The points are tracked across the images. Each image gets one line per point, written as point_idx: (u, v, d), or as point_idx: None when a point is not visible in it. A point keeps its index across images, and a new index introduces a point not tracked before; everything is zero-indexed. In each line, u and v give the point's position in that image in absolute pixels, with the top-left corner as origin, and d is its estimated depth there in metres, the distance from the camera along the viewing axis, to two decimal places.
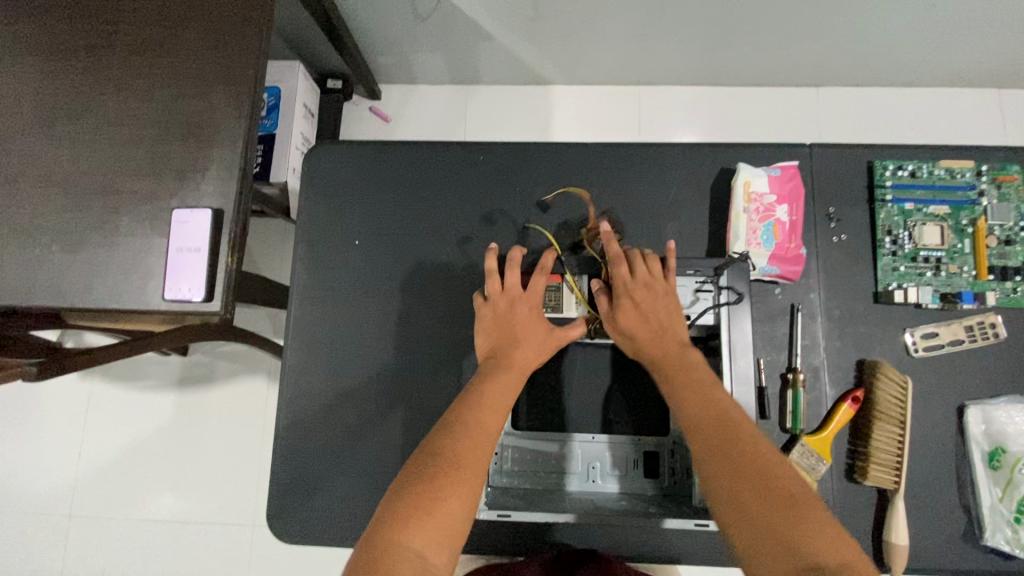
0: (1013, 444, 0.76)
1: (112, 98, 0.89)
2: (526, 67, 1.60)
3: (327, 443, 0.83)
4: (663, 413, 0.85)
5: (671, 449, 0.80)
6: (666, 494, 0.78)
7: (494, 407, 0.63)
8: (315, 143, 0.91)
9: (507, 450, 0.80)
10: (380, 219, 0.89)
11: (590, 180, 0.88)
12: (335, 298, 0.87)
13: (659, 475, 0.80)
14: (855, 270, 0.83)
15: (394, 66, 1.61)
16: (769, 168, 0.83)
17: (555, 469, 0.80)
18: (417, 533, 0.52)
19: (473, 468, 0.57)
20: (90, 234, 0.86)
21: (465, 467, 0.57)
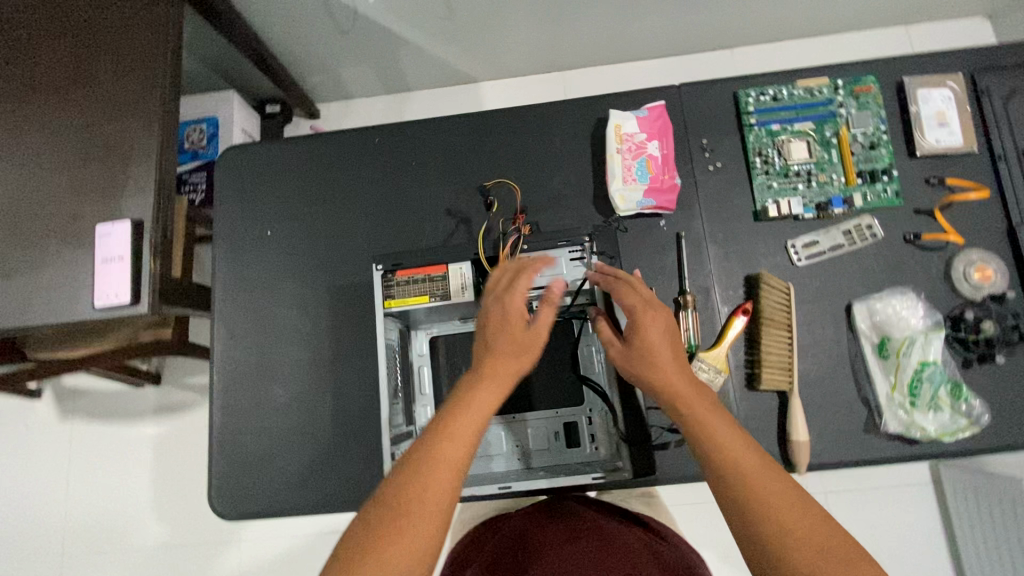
0: (896, 331, 0.78)
1: (36, 136, 0.97)
2: (451, 68, 1.68)
3: (259, 423, 0.86)
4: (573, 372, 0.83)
5: (589, 418, 0.81)
6: (590, 461, 0.79)
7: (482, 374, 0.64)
8: (224, 149, 0.97)
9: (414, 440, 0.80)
10: (286, 208, 0.93)
11: (481, 145, 0.93)
12: (255, 288, 0.91)
13: (582, 444, 0.80)
14: (733, 194, 0.87)
15: (327, 84, 1.69)
16: (639, 111, 0.88)
17: (484, 454, 0.81)
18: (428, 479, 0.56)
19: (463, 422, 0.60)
20: (23, 259, 0.92)
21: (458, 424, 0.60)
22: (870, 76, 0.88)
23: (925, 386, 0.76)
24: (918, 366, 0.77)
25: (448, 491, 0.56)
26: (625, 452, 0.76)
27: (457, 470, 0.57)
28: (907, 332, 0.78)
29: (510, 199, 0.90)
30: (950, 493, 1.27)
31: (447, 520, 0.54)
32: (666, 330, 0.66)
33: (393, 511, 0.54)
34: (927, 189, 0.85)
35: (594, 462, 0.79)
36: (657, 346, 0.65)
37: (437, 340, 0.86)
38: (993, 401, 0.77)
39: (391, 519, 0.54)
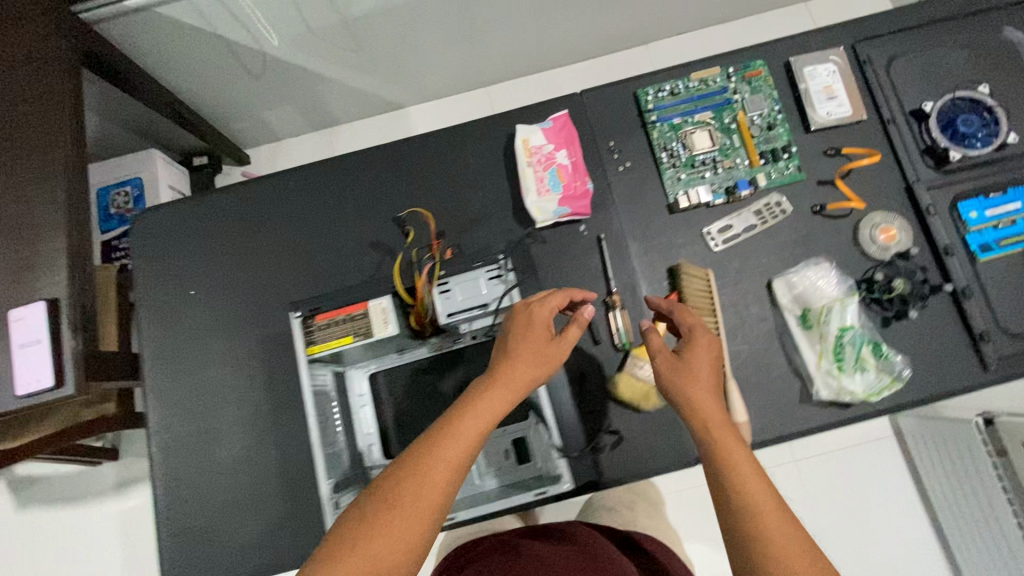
0: (815, 300, 0.81)
1: None
2: (375, 97, 1.68)
3: (206, 490, 0.84)
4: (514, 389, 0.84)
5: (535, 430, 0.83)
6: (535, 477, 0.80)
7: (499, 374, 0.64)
8: (138, 214, 0.95)
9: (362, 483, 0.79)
10: (208, 266, 0.92)
11: (396, 175, 0.93)
12: (185, 350, 0.89)
13: (527, 460, 0.81)
14: (646, 190, 0.89)
15: (252, 129, 1.67)
16: (544, 122, 0.90)
17: None
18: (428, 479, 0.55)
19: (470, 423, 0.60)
20: None
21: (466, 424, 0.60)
22: (759, 60, 0.92)
23: (848, 348, 0.78)
24: (840, 330, 0.79)
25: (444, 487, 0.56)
26: (562, 464, 0.78)
27: (457, 472, 0.57)
28: (826, 300, 0.81)
29: (423, 227, 0.90)
30: (911, 443, 1.31)
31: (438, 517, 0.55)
32: (714, 358, 0.69)
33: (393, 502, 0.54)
34: (827, 160, 0.88)
35: (544, 471, 0.80)
36: (702, 366, 0.67)
37: (375, 376, 0.85)
38: (914, 354, 0.80)
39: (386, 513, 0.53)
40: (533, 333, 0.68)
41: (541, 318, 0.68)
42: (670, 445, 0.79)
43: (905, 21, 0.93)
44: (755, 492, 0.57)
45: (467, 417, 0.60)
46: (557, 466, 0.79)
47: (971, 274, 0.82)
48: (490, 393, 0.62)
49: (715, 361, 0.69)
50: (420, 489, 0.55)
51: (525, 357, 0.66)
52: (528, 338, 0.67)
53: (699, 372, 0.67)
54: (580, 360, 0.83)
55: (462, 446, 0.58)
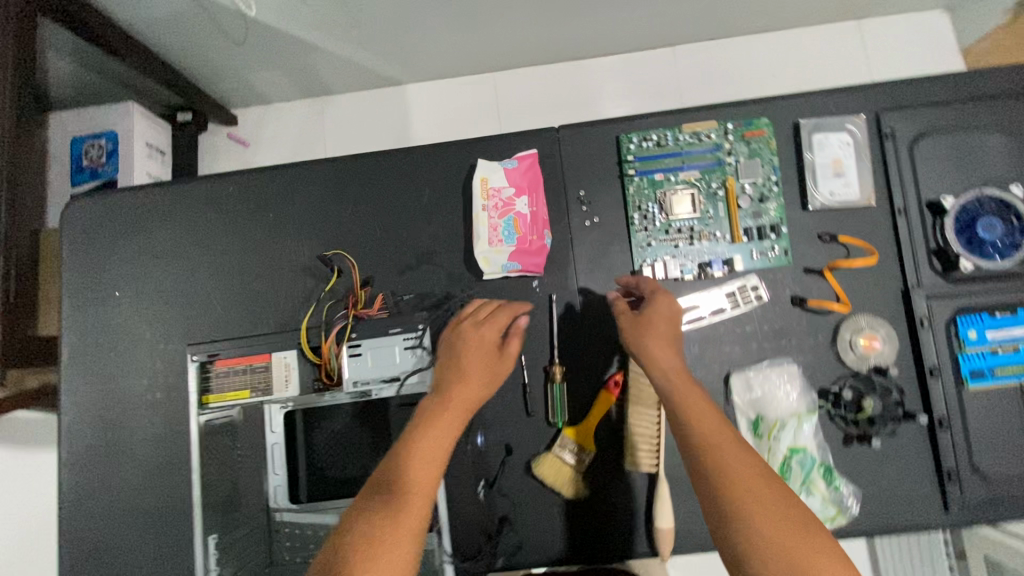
0: (769, 410, 0.73)
1: None
2: (372, 71, 1.56)
3: (111, 503, 0.81)
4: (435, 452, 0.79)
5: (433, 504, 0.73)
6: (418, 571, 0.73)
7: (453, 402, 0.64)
8: (69, 198, 0.89)
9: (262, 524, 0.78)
10: (136, 266, 0.87)
11: (345, 195, 0.85)
12: (104, 354, 0.85)
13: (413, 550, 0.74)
14: (611, 252, 0.80)
15: (239, 90, 1.57)
16: (508, 160, 0.80)
17: None
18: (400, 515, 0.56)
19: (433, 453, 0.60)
20: None
21: (429, 455, 0.60)
22: (764, 118, 0.80)
23: (794, 471, 0.70)
24: (789, 449, 0.71)
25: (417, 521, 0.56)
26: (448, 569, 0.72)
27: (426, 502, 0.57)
28: (780, 411, 0.73)
29: (348, 272, 0.83)
30: None
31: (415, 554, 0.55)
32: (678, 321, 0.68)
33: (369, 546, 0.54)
34: (819, 245, 0.78)
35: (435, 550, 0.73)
36: (668, 330, 0.66)
37: (293, 412, 0.80)
38: (872, 481, 0.72)
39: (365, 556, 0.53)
40: (476, 349, 0.68)
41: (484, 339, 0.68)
42: (591, 536, 0.75)
43: (944, 91, 0.80)
44: (745, 480, 0.53)
45: (426, 448, 0.60)
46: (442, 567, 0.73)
47: (955, 403, 0.73)
48: (450, 418, 0.63)
49: (676, 325, 0.67)
50: (392, 528, 0.55)
51: (474, 373, 0.66)
52: (472, 355, 0.67)
53: (668, 338, 0.65)
54: (508, 431, 0.78)
55: (427, 471, 0.59)
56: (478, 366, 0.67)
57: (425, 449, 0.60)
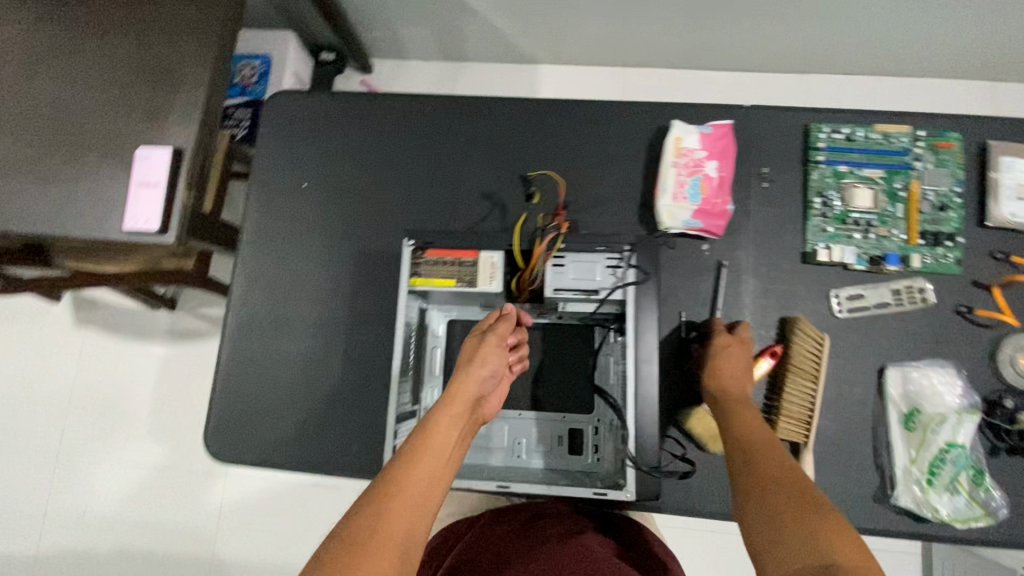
0: (929, 405, 0.75)
1: (90, 43, 0.96)
2: (513, 45, 1.62)
3: (265, 371, 0.86)
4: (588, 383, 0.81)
5: (597, 428, 0.78)
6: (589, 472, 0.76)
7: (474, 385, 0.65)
8: (275, 93, 0.95)
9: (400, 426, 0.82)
10: (325, 165, 0.92)
11: (533, 132, 0.90)
12: (283, 237, 0.91)
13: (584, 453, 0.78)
14: (785, 230, 0.84)
15: (384, 39, 1.65)
16: (703, 126, 0.84)
17: (483, 446, 0.79)
18: (410, 490, 0.57)
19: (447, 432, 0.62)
20: (62, 168, 0.92)
21: (445, 435, 0.61)
22: (954, 132, 0.83)
23: (947, 467, 0.73)
24: (944, 446, 0.74)
25: (426, 504, 0.57)
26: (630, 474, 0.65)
27: (436, 483, 0.59)
28: (940, 408, 0.75)
29: (552, 191, 0.87)
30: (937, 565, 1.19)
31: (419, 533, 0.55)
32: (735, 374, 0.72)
33: (380, 515, 0.54)
34: (991, 262, 0.80)
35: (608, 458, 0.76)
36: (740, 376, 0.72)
37: (453, 323, 0.84)
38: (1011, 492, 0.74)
39: (376, 521, 0.53)
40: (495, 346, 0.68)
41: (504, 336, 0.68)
42: (726, 495, 0.76)
43: None
44: (776, 497, 0.57)
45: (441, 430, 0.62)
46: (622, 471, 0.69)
47: None
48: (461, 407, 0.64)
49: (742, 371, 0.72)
50: (402, 496, 0.56)
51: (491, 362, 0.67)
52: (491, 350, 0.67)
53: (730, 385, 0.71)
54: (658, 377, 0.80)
55: (440, 470, 0.60)
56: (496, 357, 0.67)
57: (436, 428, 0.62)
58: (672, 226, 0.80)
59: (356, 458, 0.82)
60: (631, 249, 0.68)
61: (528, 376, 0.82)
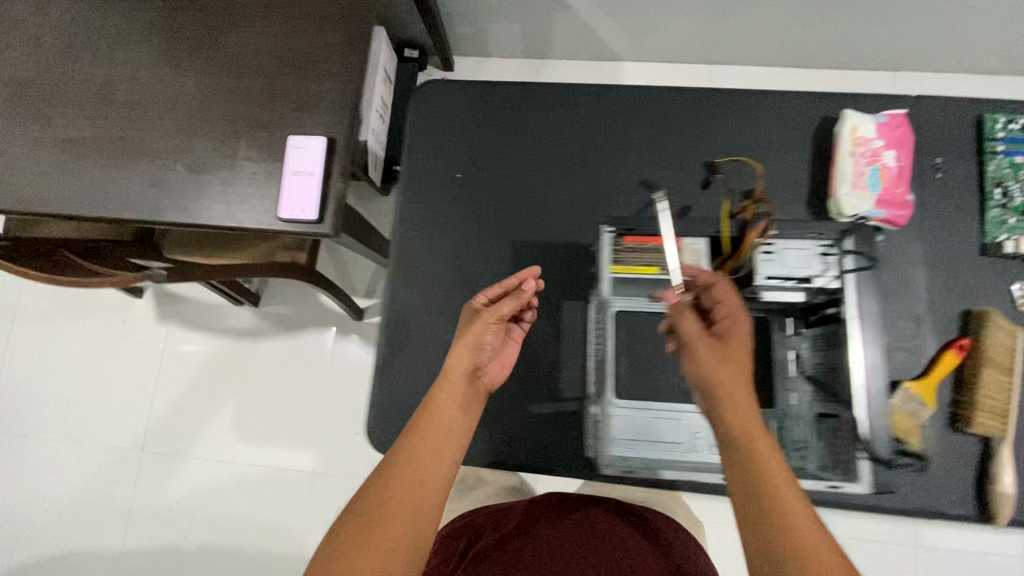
0: None
1: (234, 33, 0.95)
2: (601, 43, 1.61)
3: (424, 362, 0.85)
4: (763, 377, 0.77)
5: (779, 420, 0.74)
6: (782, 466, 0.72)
7: (461, 358, 0.63)
8: (424, 82, 0.94)
9: (569, 418, 0.80)
10: (478, 155, 0.91)
11: (692, 122, 0.88)
12: (437, 229, 0.89)
13: None
14: (961, 222, 0.82)
15: (471, 36, 1.64)
16: (877, 115, 0.82)
17: (659, 439, 0.72)
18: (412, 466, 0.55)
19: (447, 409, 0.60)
20: (210, 158, 0.91)
21: (442, 411, 0.59)
22: None
23: None
24: None
25: (435, 475, 0.55)
26: (862, 467, 0.66)
27: (441, 456, 0.57)
28: None
29: (740, 178, 0.85)
30: None
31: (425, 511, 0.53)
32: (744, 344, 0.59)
33: (381, 496, 0.53)
34: None
35: (816, 454, 0.71)
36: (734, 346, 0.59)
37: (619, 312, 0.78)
38: None
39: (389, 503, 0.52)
40: (489, 320, 0.66)
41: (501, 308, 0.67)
42: (920, 493, 0.73)
43: None
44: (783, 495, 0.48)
45: (435, 403, 0.60)
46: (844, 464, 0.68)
47: None
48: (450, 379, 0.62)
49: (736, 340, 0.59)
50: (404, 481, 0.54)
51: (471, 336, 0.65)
52: (481, 326, 0.66)
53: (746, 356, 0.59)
54: None
55: (445, 442, 0.58)
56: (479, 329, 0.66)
57: (426, 408, 0.60)
58: (855, 215, 0.79)
59: (523, 452, 0.80)
60: (843, 234, 0.67)
61: None
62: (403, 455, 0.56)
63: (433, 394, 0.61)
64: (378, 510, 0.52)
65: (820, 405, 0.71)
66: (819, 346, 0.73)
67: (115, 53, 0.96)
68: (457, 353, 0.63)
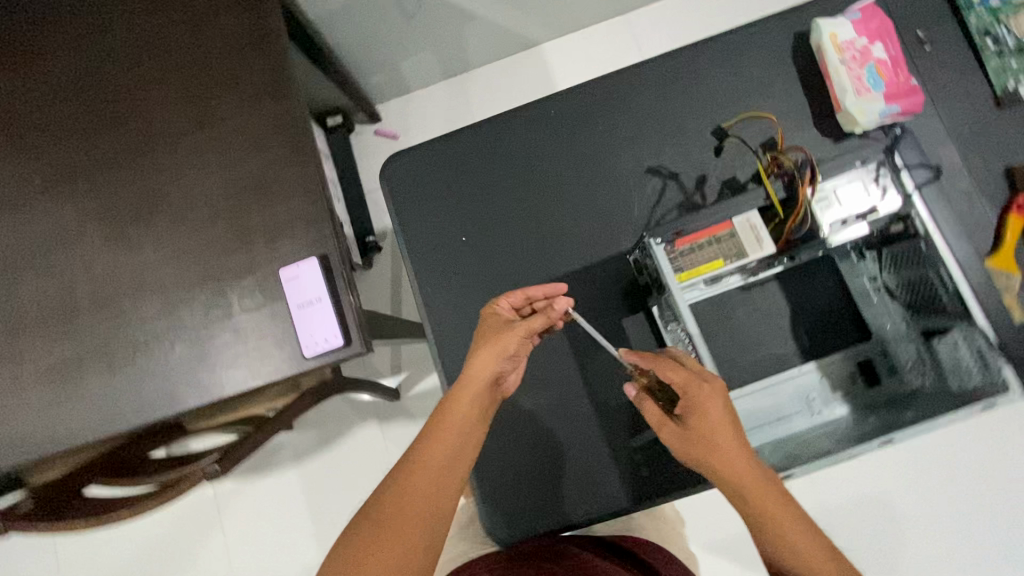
0: None
1: (174, 187, 0.88)
2: (514, 35, 1.55)
3: (514, 437, 0.80)
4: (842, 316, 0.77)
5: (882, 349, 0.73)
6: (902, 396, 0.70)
7: (476, 372, 0.65)
8: (388, 159, 0.88)
9: None
10: (475, 209, 0.85)
11: (671, 90, 0.83)
12: (466, 300, 0.83)
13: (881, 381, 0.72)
14: (969, 84, 0.79)
15: (387, 81, 1.56)
16: (848, 14, 0.79)
17: (782, 416, 0.71)
18: (427, 466, 0.61)
19: (458, 414, 0.64)
20: (205, 325, 0.84)
21: (455, 418, 0.64)
22: None
23: None
24: None
25: (449, 476, 0.61)
26: (1006, 372, 0.63)
27: (454, 457, 0.62)
28: None
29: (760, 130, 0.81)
30: None
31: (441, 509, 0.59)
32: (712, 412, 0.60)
33: (400, 494, 0.59)
34: None
35: (937, 373, 0.67)
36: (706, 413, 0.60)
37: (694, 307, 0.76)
38: None
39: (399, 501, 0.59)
40: (515, 335, 0.66)
41: (529, 325, 0.67)
42: None
43: None
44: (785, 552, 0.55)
45: (451, 411, 0.64)
46: (975, 375, 0.65)
47: None
48: (467, 387, 0.65)
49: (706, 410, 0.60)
50: (420, 480, 0.60)
51: (493, 348, 0.66)
52: (510, 337, 0.66)
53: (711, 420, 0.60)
54: None
55: (456, 446, 0.63)
56: (506, 345, 0.66)
57: (440, 413, 0.65)
58: (870, 122, 0.75)
59: (650, 484, 0.76)
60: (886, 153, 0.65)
61: (786, 330, 0.77)
62: (415, 458, 0.62)
63: (446, 400, 0.65)
64: (392, 506, 0.59)
65: (915, 324, 0.70)
66: (896, 266, 0.71)
67: (59, 257, 0.88)
68: (475, 363, 0.66)
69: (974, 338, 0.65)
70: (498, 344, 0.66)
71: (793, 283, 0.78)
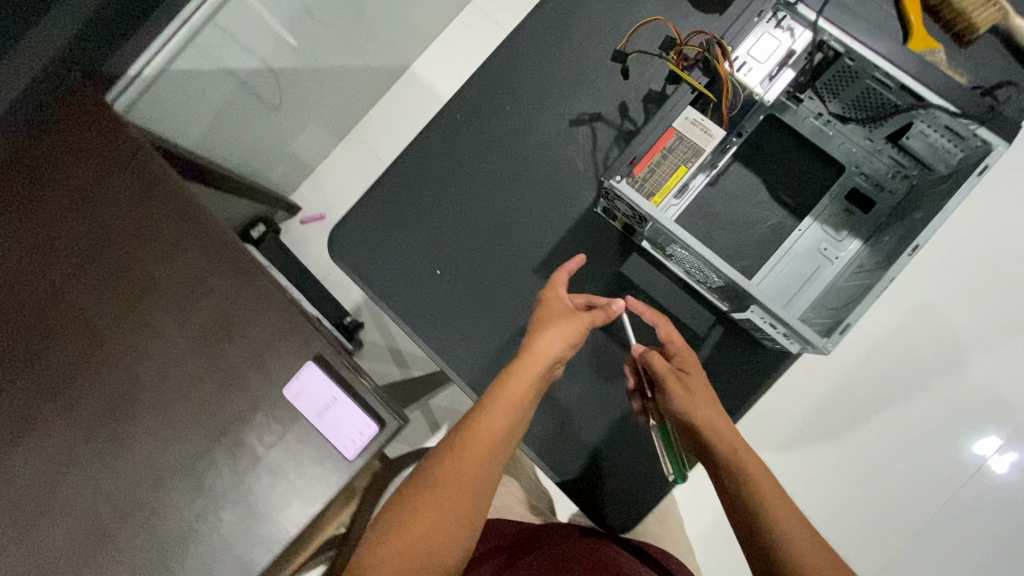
0: None
1: (143, 370, 0.82)
2: (382, 72, 1.53)
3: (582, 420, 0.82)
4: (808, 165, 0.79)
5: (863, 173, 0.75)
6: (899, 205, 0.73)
7: (526, 366, 0.66)
8: (329, 237, 0.85)
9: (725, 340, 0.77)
10: (435, 241, 0.83)
11: (553, 42, 0.83)
12: (470, 327, 0.81)
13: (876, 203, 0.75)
14: None
15: (287, 170, 1.52)
16: None
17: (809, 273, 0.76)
18: (464, 459, 0.63)
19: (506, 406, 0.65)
20: (239, 480, 0.80)
21: (497, 410, 0.65)
22: None
23: None
24: None
25: (484, 468, 0.63)
26: (984, 133, 0.59)
27: (491, 454, 0.64)
28: None
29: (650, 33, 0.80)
30: None
31: (471, 503, 0.62)
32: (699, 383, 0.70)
33: (433, 489, 0.62)
34: None
35: (926, 164, 0.67)
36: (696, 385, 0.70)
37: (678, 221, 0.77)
38: None
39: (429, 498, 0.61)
40: (561, 329, 0.68)
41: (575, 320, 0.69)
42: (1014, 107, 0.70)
43: None
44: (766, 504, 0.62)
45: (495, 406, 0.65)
46: (961, 150, 0.62)
47: None
48: (512, 379, 0.66)
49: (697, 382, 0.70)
50: (453, 476, 0.62)
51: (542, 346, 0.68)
52: (558, 330, 0.68)
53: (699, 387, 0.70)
54: None
55: (494, 440, 0.64)
56: (555, 340, 0.68)
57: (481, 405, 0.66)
58: None
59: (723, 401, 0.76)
60: None
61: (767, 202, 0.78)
62: (450, 454, 0.64)
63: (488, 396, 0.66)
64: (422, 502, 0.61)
65: (883, 130, 0.68)
66: (838, 86, 0.68)
67: None
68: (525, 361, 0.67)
69: (932, 117, 0.62)
70: (547, 333, 0.68)
71: (751, 158, 0.79)
